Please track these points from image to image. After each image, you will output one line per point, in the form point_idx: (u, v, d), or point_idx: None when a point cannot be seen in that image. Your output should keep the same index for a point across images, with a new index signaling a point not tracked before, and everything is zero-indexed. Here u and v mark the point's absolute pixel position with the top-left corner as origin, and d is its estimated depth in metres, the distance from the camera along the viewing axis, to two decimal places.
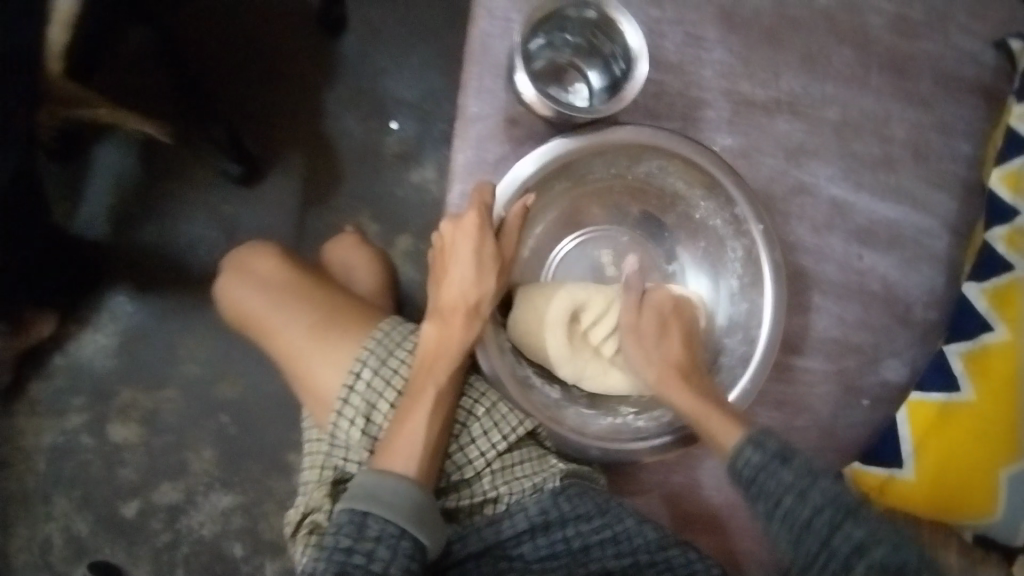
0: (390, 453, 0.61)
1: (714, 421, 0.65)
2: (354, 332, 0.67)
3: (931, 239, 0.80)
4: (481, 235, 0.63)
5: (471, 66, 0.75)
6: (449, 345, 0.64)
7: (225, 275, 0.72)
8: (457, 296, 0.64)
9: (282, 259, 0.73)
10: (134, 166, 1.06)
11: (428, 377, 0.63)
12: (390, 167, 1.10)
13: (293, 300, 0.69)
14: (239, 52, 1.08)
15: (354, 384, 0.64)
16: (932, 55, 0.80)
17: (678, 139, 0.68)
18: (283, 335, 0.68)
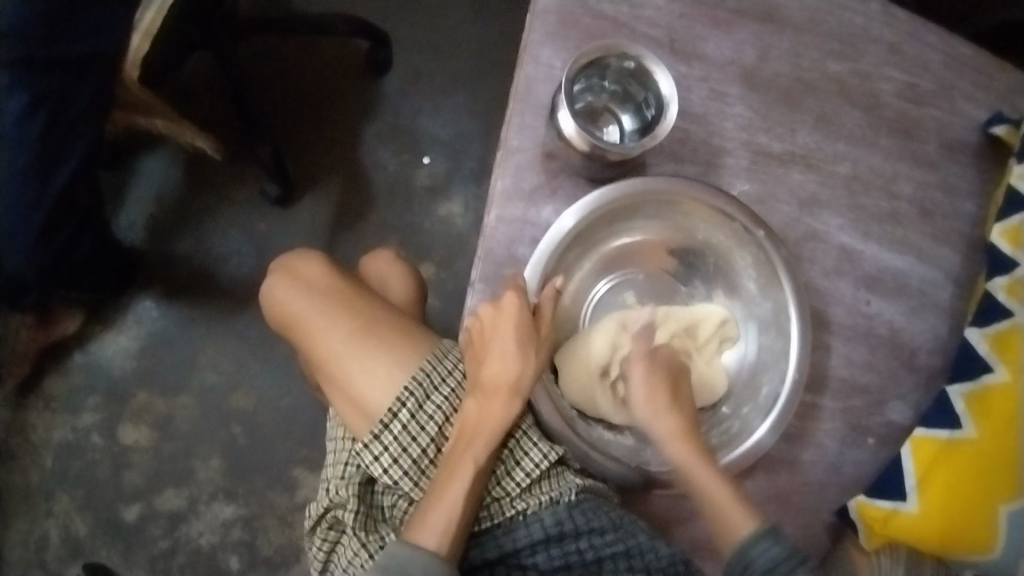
0: (424, 527, 0.64)
1: (729, 511, 0.67)
2: (392, 350, 0.73)
3: (934, 290, 0.85)
4: (523, 316, 0.68)
5: (515, 103, 0.81)
6: (487, 420, 0.68)
7: (275, 276, 0.78)
8: (497, 376, 0.69)
9: (329, 267, 0.79)
10: (178, 180, 1.12)
11: (463, 449, 0.67)
12: (420, 197, 1.16)
13: (338, 311, 0.75)
14: (289, 84, 1.16)
15: (390, 422, 0.68)
16: (937, 122, 0.87)
17: (694, 185, 0.74)
18: (324, 342, 0.74)
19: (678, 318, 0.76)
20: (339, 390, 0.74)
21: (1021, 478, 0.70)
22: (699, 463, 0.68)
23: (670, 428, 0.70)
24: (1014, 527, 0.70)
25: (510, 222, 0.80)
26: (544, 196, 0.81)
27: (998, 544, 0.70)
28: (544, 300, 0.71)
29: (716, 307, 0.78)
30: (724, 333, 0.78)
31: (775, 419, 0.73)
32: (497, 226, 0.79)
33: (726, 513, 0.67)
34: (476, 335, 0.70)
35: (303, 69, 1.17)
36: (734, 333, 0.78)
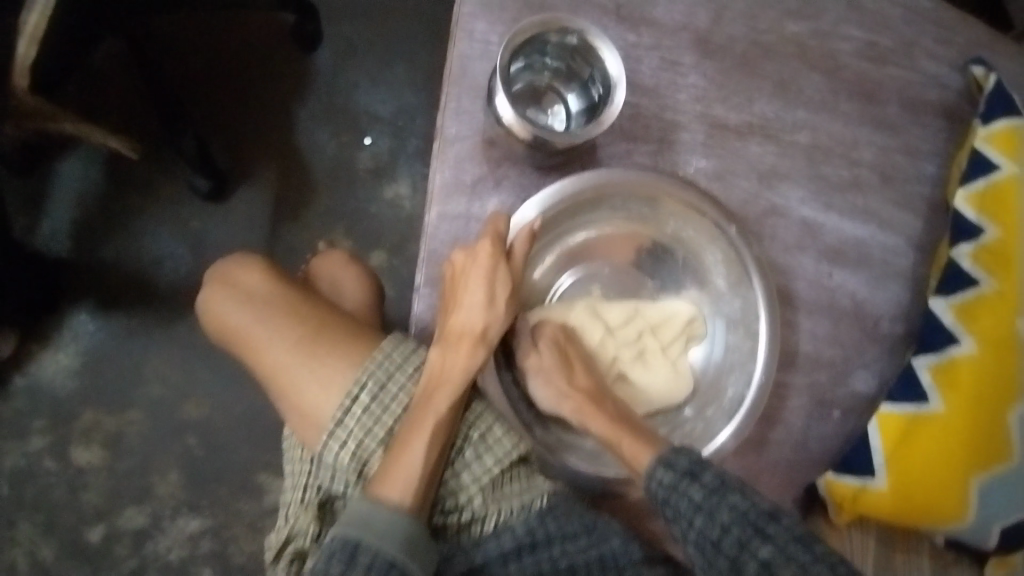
0: (387, 481, 0.61)
1: (625, 446, 0.65)
2: (344, 353, 0.67)
3: (897, 257, 0.83)
4: (495, 263, 0.66)
5: (450, 87, 0.75)
6: (453, 369, 0.65)
7: (210, 287, 0.72)
8: (464, 324, 0.67)
9: (270, 273, 0.73)
10: (101, 181, 1.04)
11: (428, 404, 0.64)
12: (364, 180, 1.09)
13: (280, 317, 0.69)
14: (211, 65, 1.06)
15: (352, 406, 0.64)
16: (897, 80, 0.83)
17: (681, 184, 0.72)
18: (268, 353, 0.68)
19: (650, 315, 0.73)
20: (289, 403, 0.68)
21: (985, 448, 0.73)
22: (619, 437, 0.66)
23: (574, 402, 0.68)
24: (981, 499, 0.73)
25: (452, 221, 0.74)
26: (488, 188, 0.75)
27: (970, 513, 0.73)
28: (520, 246, 0.68)
29: (684, 303, 0.75)
30: (692, 331, 0.75)
31: (737, 425, 0.71)
32: (439, 225, 0.74)
33: (623, 452, 0.65)
34: (446, 279, 0.68)
35: (223, 45, 1.07)
36: (700, 330, 0.75)
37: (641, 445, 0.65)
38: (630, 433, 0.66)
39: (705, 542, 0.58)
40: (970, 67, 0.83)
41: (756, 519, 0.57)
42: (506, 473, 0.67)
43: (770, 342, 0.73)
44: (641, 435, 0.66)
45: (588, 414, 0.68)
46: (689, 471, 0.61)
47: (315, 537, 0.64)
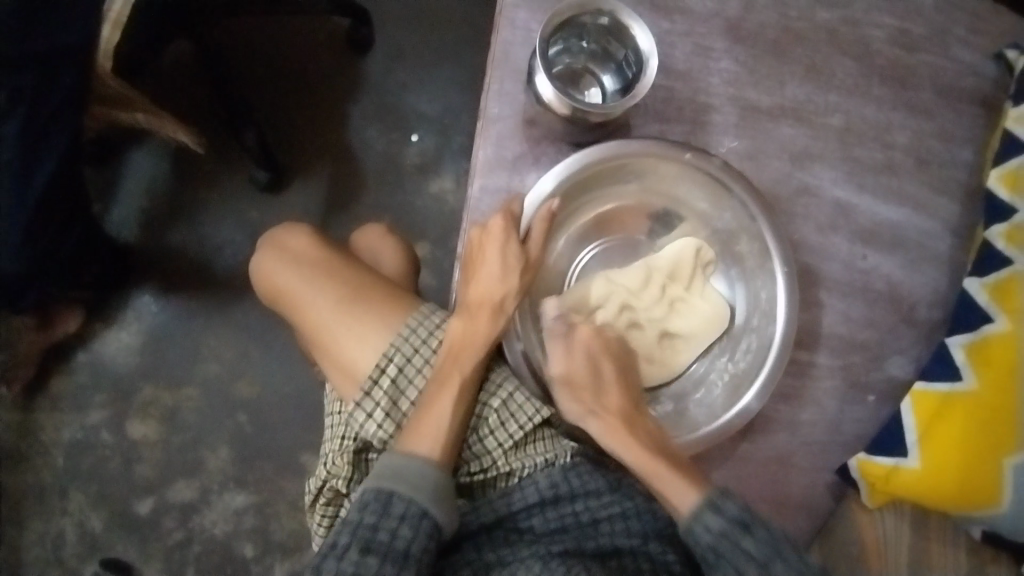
0: (414, 436, 0.62)
1: (664, 480, 0.64)
2: (379, 315, 0.69)
3: (934, 240, 0.83)
4: (511, 238, 0.67)
5: (493, 70, 0.79)
6: (475, 336, 0.66)
7: (264, 252, 0.74)
8: (483, 292, 0.68)
9: (316, 239, 0.74)
10: (168, 172, 1.11)
11: (451, 366, 0.65)
12: (410, 175, 1.14)
13: (320, 274, 0.71)
14: (271, 68, 1.14)
15: (379, 378, 0.65)
16: (931, 68, 0.85)
17: (676, 148, 0.74)
18: (310, 309, 0.70)
19: (662, 266, 0.75)
20: (331, 358, 0.69)
21: (1014, 426, 0.68)
22: (660, 475, 0.65)
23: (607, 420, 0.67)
24: (1020, 484, 0.67)
25: (493, 193, 0.78)
26: (527, 164, 0.79)
27: (1004, 499, 0.68)
28: (535, 230, 0.69)
29: (686, 238, 0.76)
30: (703, 260, 0.77)
31: (760, 384, 0.74)
32: (481, 198, 0.78)
33: (669, 492, 0.64)
34: (465, 254, 0.69)
35: (285, 47, 1.15)
36: (711, 257, 0.77)
37: (687, 489, 0.64)
38: (666, 464, 0.66)
39: (762, 573, 0.60)
40: (1004, 52, 0.85)
41: None
42: (534, 435, 0.67)
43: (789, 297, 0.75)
44: (681, 473, 0.65)
45: (616, 436, 0.67)
46: (742, 444, 0.60)
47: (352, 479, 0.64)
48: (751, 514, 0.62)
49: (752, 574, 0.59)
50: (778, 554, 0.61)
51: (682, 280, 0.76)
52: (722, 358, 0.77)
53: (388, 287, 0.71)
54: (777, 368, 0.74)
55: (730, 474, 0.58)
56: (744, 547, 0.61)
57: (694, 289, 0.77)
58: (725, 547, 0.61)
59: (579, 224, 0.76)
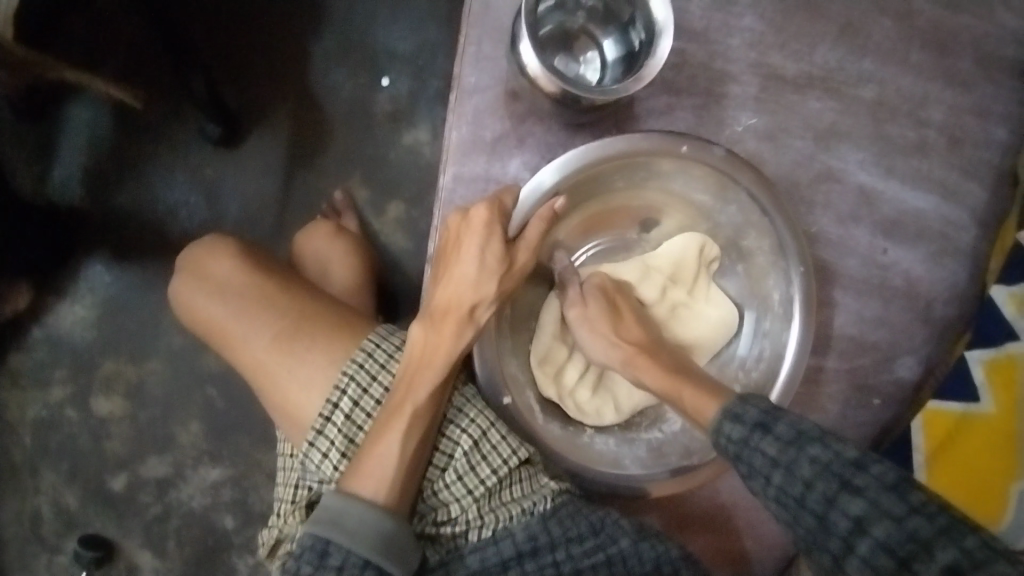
0: (359, 474, 0.56)
1: (688, 399, 0.60)
2: (327, 348, 0.62)
3: (958, 231, 0.76)
4: (488, 231, 0.60)
5: (470, 29, 0.69)
6: (437, 350, 0.60)
7: (179, 277, 0.67)
8: (452, 296, 0.61)
9: (241, 259, 0.67)
10: (108, 128, 0.99)
11: (408, 389, 0.59)
12: (381, 125, 1.02)
13: (255, 304, 0.64)
14: (218, 4, 0.99)
15: (331, 414, 0.59)
16: (978, 30, 0.74)
17: (703, 146, 0.63)
18: (244, 344, 0.64)
19: (661, 266, 0.69)
20: (274, 400, 0.62)
21: None
22: (680, 386, 0.61)
23: (624, 353, 0.64)
24: None
25: (470, 184, 0.69)
26: (509, 146, 0.70)
27: (1007, 518, 0.62)
28: (534, 226, 0.61)
29: (687, 236, 0.69)
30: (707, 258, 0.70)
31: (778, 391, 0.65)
32: (455, 188, 0.69)
33: (687, 403, 0.60)
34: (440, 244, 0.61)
35: None
36: (716, 254, 0.70)
37: (709, 399, 0.59)
38: (693, 381, 0.61)
39: (787, 498, 0.50)
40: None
41: (841, 471, 0.48)
42: (508, 478, 0.62)
43: (805, 316, 0.66)
44: (709, 387, 0.60)
45: (638, 365, 0.64)
46: (760, 424, 0.54)
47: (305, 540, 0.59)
48: (774, 412, 0.54)
49: (778, 481, 0.51)
50: (802, 452, 0.50)
51: (687, 280, 0.69)
52: (734, 364, 0.71)
53: (335, 309, 0.65)
54: (795, 371, 0.66)
55: (746, 458, 0.53)
56: (763, 449, 0.52)
57: (698, 292, 0.70)
58: (744, 445, 0.54)
59: (571, 227, 0.69)
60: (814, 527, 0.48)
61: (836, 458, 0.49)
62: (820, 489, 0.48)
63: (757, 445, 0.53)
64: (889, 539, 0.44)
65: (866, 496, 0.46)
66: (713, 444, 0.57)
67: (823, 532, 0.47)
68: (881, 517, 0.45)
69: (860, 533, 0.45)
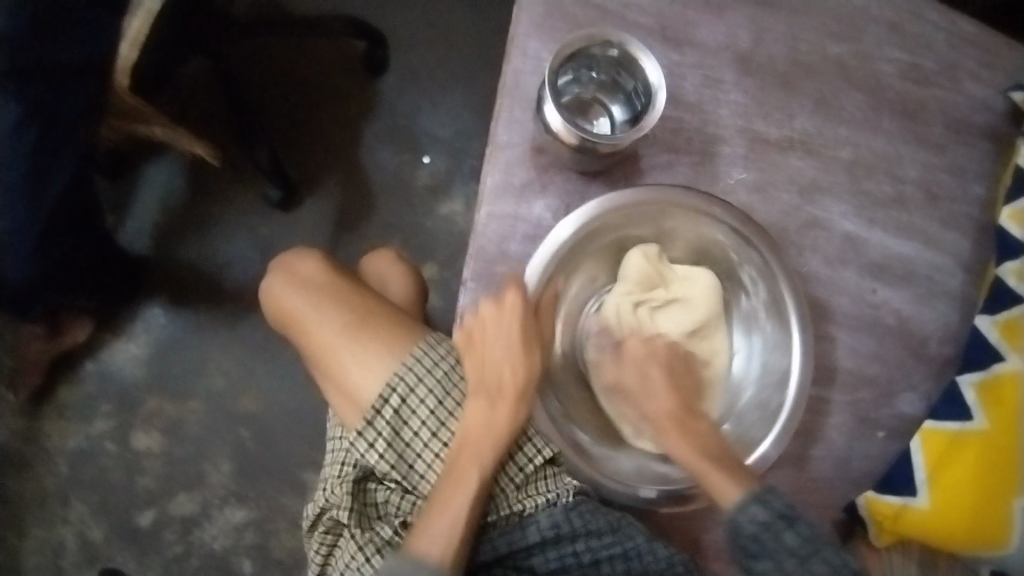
0: (424, 537, 0.62)
1: (714, 479, 0.63)
2: (387, 342, 0.69)
3: (944, 276, 0.83)
4: (527, 317, 0.64)
5: (503, 98, 0.80)
6: (486, 438, 0.65)
7: (273, 274, 0.74)
8: (500, 380, 0.65)
9: (325, 264, 0.75)
10: (182, 188, 1.12)
11: (469, 460, 0.64)
12: (420, 197, 1.15)
13: (329, 301, 0.72)
14: (289, 86, 1.16)
15: (381, 408, 0.65)
16: (942, 103, 0.85)
17: (681, 190, 0.68)
18: (315, 334, 0.71)
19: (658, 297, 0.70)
20: (333, 383, 0.70)
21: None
22: (697, 455, 0.64)
23: (653, 421, 0.66)
24: None
25: (501, 220, 0.78)
26: (535, 191, 0.79)
27: (1012, 540, 0.67)
28: (547, 298, 0.65)
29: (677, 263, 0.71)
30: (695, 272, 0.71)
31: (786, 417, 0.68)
32: (488, 223, 0.77)
33: (713, 489, 0.62)
34: (467, 338, 0.66)
35: (299, 70, 1.16)
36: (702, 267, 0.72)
37: (731, 486, 0.62)
38: (718, 462, 0.64)
39: (781, 502, 0.61)
40: (1010, 92, 0.85)
41: (835, 489, 0.59)
42: (535, 475, 0.68)
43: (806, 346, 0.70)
44: (728, 466, 0.63)
45: (666, 434, 0.65)
46: (773, 450, 0.63)
47: (348, 510, 0.66)
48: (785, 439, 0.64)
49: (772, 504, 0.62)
50: (792, 518, 0.62)
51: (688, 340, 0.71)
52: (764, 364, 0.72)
53: (396, 316, 0.72)
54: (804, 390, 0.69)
55: (765, 480, 0.63)
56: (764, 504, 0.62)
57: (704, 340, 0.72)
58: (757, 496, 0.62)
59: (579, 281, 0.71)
60: (796, 551, 0.62)
61: (831, 476, 0.60)
62: (804, 528, 0.62)
63: (768, 458, 0.63)
64: None
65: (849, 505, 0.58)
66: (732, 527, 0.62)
67: (798, 558, 0.61)
68: (843, 564, 0.62)
69: (811, 569, 0.61)
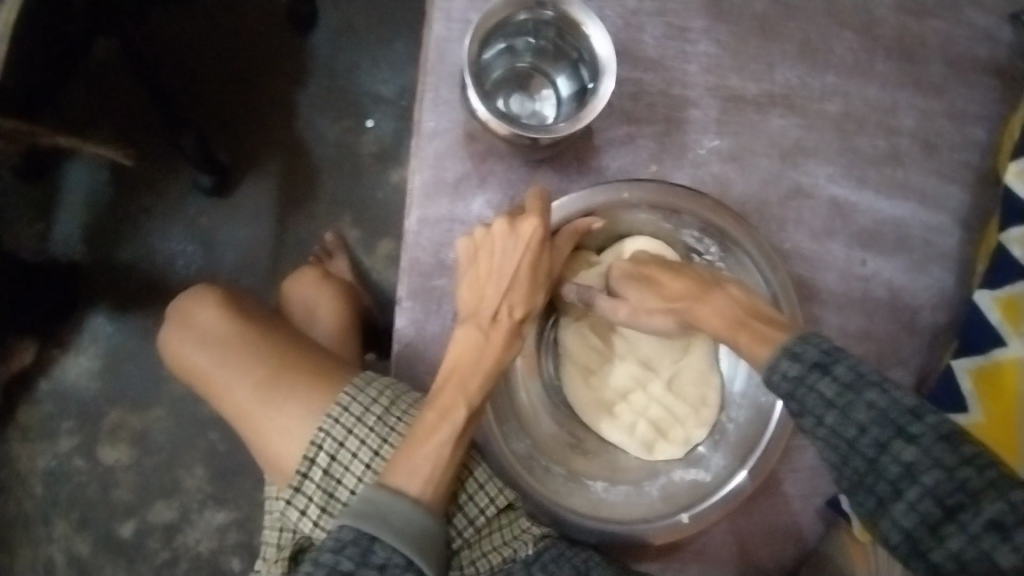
0: (400, 468, 0.54)
1: (755, 328, 0.56)
2: (307, 394, 0.60)
3: (942, 237, 0.74)
4: (542, 246, 0.61)
5: (427, 76, 0.68)
6: (476, 359, 0.59)
7: (168, 327, 0.65)
8: (497, 306, 0.60)
9: (227, 308, 0.66)
10: (106, 185, 1.02)
11: (458, 389, 0.58)
12: (368, 166, 1.04)
13: (237, 351, 0.63)
14: (205, 54, 1.02)
15: (309, 468, 0.56)
16: (947, 32, 0.72)
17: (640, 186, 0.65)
18: (227, 393, 0.62)
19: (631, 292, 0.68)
20: (254, 445, 0.61)
21: None
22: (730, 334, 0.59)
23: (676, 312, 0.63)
24: None
25: (435, 224, 0.67)
26: (472, 186, 0.68)
27: None
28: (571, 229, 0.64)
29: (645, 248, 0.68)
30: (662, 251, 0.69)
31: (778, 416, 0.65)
32: (420, 231, 0.67)
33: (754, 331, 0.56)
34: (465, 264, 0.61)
35: (215, 34, 1.02)
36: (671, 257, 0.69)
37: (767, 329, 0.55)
38: (754, 316, 0.58)
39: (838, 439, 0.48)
40: (1017, 18, 0.71)
41: (898, 419, 0.46)
42: (491, 524, 0.60)
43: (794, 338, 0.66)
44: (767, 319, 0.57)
45: (700, 308, 0.62)
46: (819, 362, 0.50)
47: None
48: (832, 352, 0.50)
49: (831, 423, 0.48)
50: (861, 396, 0.48)
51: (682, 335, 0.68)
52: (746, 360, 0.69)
53: (315, 358, 0.62)
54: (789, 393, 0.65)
55: (801, 398, 0.50)
56: (821, 392, 0.49)
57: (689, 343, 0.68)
58: (801, 387, 0.50)
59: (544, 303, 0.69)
60: (862, 470, 0.47)
61: (893, 407, 0.47)
62: (871, 440, 0.47)
63: (816, 382, 0.50)
64: (938, 488, 0.44)
65: (920, 445, 0.45)
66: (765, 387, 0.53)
67: (870, 475, 0.47)
68: (933, 466, 0.44)
69: (909, 481, 0.45)
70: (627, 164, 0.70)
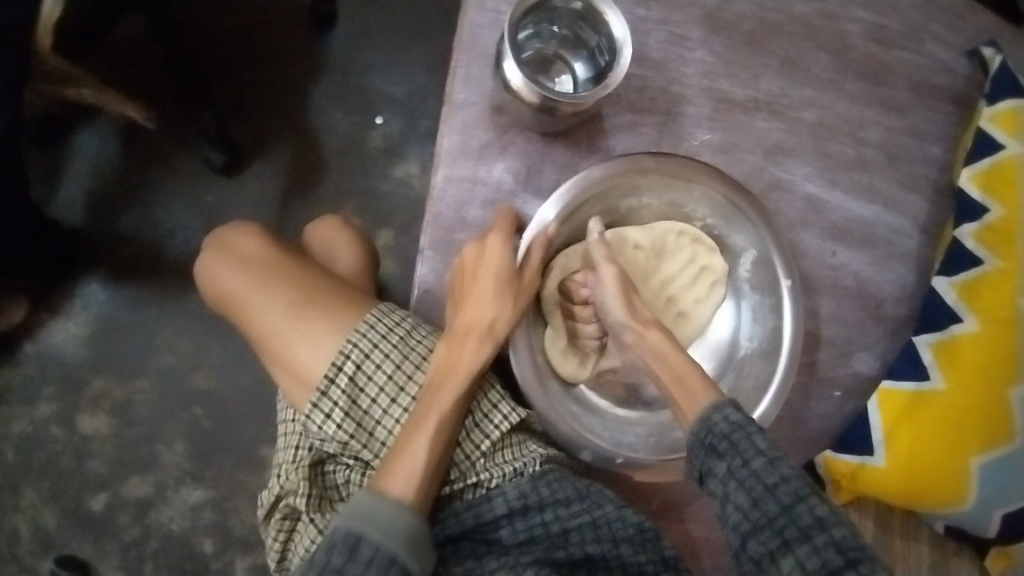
0: (389, 475, 0.59)
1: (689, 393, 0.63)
2: (336, 317, 0.67)
3: (901, 238, 0.83)
4: (507, 266, 0.66)
5: (460, 54, 0.76)
6: (460, 361, 0.64)
7: (208, 251, 0.71)
8: (472, 318, 0.66)
9: (266, 239, 0.72)
10: (114, 157, 1.06)
11: (433, 395, 0.62)
12: (374, 160, 1.10)
13: (272, 277, 0.69)
14: (230, 44, 1.08)
15: (337, 374, 0.63)
16: (906, 63, 0.84)
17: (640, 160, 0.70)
18: (259, 314, 0.68)
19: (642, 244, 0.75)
20: (280, 364, 0.67)
21: (994, 428, 0.69)
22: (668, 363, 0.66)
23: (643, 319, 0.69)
24: (987, 481, 0.69)
25: (458, 183, 0.75)
26: (494, 153, 0.76)
27: (971, 497, 0.70)
28: (537, 250, 0.68)
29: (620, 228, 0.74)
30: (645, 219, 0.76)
31: (775, 386, 0.72)
32: (445, 187, 0.74)
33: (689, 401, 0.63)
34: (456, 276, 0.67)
35: (241, 25, 1.09)
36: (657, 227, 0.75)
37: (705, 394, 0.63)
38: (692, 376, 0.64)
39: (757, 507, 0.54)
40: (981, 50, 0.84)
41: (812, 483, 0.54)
42: (501, 443, 0.66)
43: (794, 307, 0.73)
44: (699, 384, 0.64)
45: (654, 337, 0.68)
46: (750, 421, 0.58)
47: (306, 496, 0.63)
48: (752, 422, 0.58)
49: (755, 469, 0.55)
50: (784, 457, 0.55)
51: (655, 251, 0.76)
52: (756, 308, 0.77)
53: (342, 289, 0.70)
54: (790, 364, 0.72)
55: (736, 440, 0.57)
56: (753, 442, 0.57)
57: (664, 255, 0.77)
58: (736, 434, 0.57)
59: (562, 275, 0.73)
60: (774, 514, 0.53)
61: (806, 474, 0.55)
62: (790, 489, 0.54)
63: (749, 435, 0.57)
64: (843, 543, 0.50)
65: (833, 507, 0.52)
66: (695, 440, 0.59)
67: (783, 519, 0.52)
68: (842, 524, 0.51)
69: (820, 530, 0.51)
70: (632, 147, 0.79)
